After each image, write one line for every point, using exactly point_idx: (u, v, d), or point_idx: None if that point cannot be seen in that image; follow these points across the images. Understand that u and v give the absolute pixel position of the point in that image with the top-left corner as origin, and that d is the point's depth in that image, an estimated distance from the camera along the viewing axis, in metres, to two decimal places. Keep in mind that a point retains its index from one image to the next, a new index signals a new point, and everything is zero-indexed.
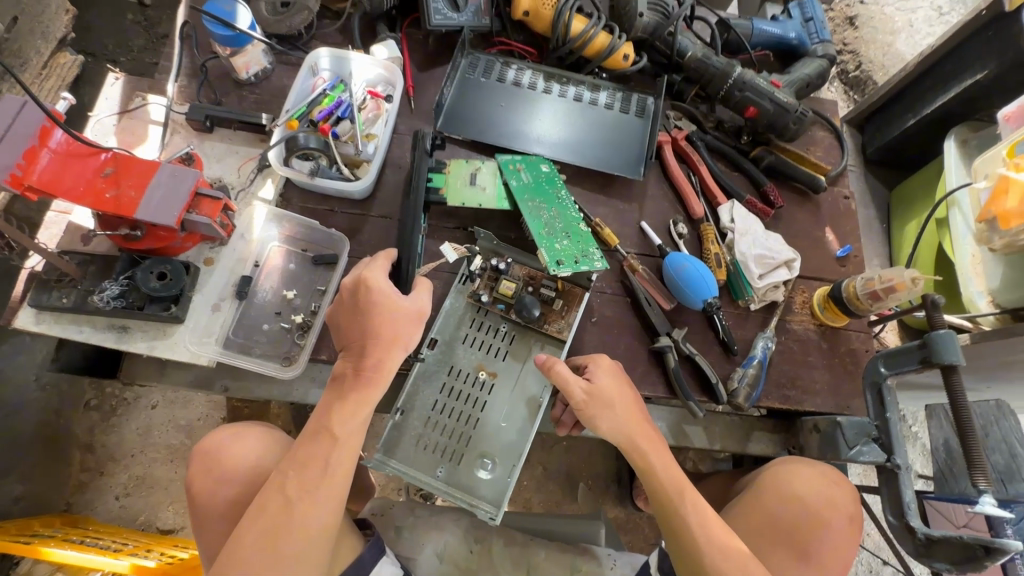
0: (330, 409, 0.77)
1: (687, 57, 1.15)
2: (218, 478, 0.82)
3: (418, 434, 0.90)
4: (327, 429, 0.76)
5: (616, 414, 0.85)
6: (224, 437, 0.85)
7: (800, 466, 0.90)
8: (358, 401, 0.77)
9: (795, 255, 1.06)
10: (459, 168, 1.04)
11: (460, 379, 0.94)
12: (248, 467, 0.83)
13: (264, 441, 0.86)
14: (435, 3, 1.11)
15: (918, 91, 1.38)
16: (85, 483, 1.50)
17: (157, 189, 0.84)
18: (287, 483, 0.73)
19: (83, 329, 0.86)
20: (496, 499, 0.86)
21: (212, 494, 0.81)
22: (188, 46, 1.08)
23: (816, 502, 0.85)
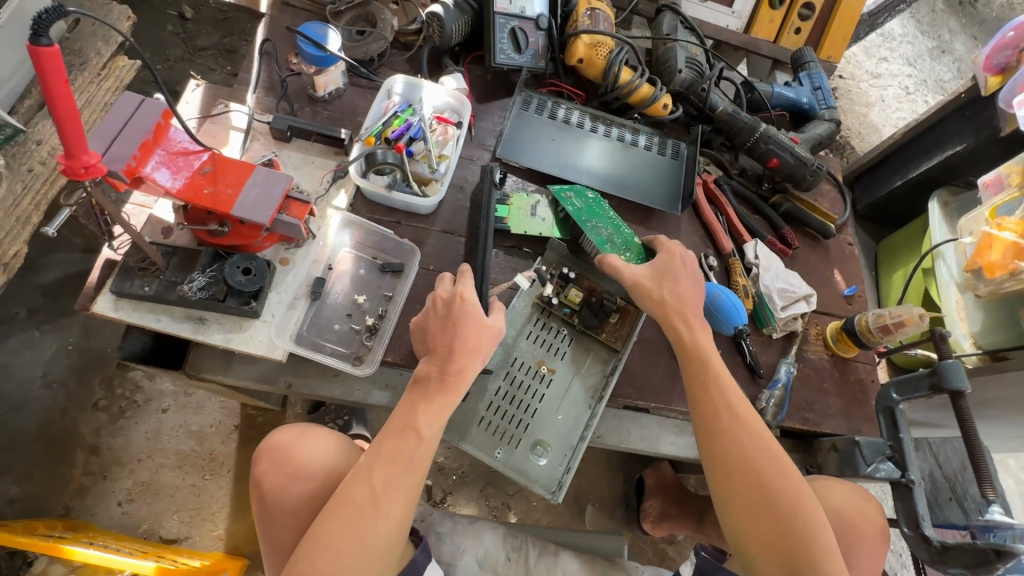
0: (415, 409, 0.85)
1: (718, 111, 1.29)
2: (290, 473, 0.92)
3: (482, 418, 0.99)
4: (412, 426, 0.84)
5: (659, 293, 0.97)
6: (293, 436, 0.95)
7: (837, 483, 0.98)
8: (441, 404, 0.86)
9: (812, 291, 1.19)
10: (519, 201, 1.14)
11: (523, 370, 1.03)
12: (320, 463, 0.93)
13: (331, 443, 0.97)
14: (501, 43, 1.21)
15: (904, 156, 1.58)
16: (87, 487, 1.44)
17: (253, 190, 0.89)
18: (374, 474, 0.81)
19: (161, 318, 0.88)
20: (552, 482, 0.98)
21: (287, 486, 0.91)
22: (269, 62, 1.15)
23: (852, 515, 0.93)
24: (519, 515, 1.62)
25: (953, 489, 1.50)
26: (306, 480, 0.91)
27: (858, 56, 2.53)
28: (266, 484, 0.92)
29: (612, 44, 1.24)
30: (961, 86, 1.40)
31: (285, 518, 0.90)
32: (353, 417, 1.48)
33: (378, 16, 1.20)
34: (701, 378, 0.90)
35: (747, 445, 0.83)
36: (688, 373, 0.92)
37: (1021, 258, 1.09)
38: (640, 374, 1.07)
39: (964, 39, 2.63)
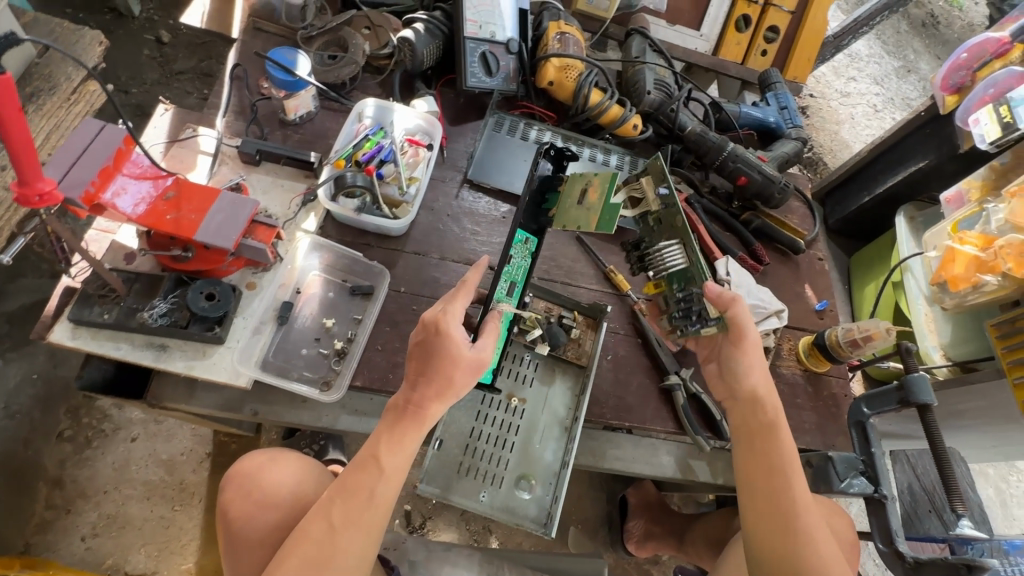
0: (378, 442, 0.83)
1: (686, 131, 1.32)
2: (259, 500, 0.88)
3: (459, 461, 0.95)
4: (374, 456, 0.83)
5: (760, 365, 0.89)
6: (261, 461, 0.93)
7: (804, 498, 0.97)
8: (406, 438, 0.83)
9: (783, 306, 1.20)
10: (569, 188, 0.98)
11: (496, 408, 1.00)
12: (290, 489, 0.90)
13: (299, 467, 0.94)
14: (472, 67, 1.23)
15: (872, 172, 1.61)
16: (49, 522, 1.39)
17: (217, 215, 0.88)
18: (334, 507, 0.80)
19: (121, 346, 0.86)
20: (540, 518, 0.93)
21: (254, 514, 0.87)
22: (240, 86, 1.15)
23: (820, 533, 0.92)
24: (500, 538, 1.59)
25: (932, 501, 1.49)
26: (275, 506, 0.88)
27: (827, 75, 2.61)
28: (232, 512, 0.89)
29: (581, 66, 1.27)
30: (921, 104, 1.44)
31: (248, 546, 0.86)
32: (328, 442, 1.45)
33: (350, 42, 1.21)
34: (781, 458, 0.84)
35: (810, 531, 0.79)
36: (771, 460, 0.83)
37: (984, 271, 1.11)
38: (614, 393, 1.07)
39: (928, 58, 2.73)
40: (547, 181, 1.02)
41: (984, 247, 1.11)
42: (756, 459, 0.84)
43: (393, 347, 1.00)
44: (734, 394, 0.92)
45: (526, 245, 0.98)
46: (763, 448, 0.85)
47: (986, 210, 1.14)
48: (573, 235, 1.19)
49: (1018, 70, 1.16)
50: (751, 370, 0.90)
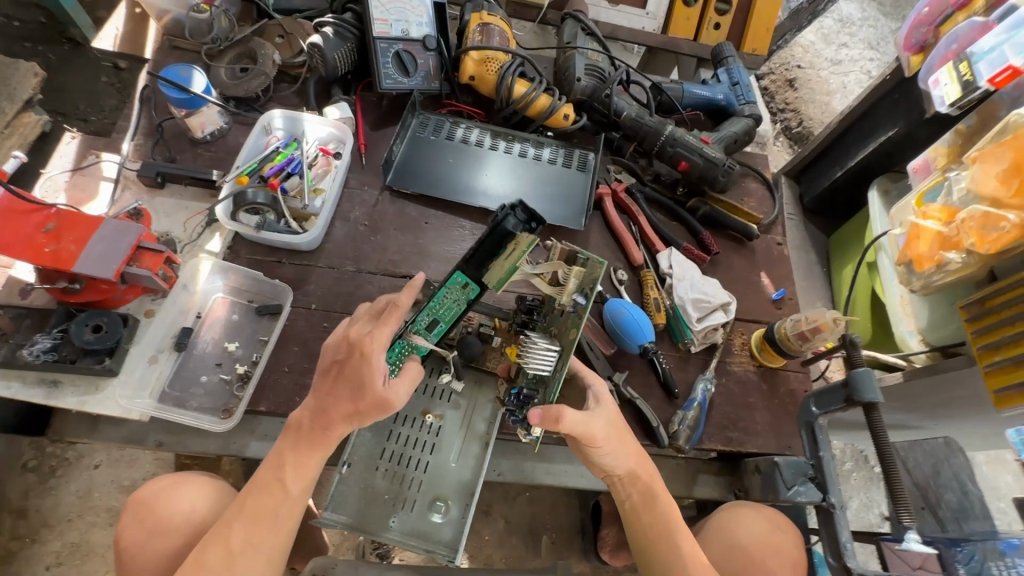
0: (283, 463, 0.75)
1: (623, 116, 1.24)
2: (150, 528, 0.84)
3: (367, 485, 0.91)
4: (279, 480, 0.75)
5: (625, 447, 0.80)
6: (161, 485, 0.89)
7: (749, 511, 0.94)
8: (311, 458, 0.76)
9: (730, 299, 1.11)
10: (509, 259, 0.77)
11: (408, 425, 0.96)
12: (186, 516, 0.85)
13: (202, 490, 0.89)
14: (385, 67, 1.17)
15: (844, 145, 1.49)
16: (13, 552, 1.40)
17: (98, 244, 0.85)
18: (232, 531, 0.73)
19: (11, 386, 0.84)
20: (452, 544, 0.88)
21: (147, 544, 0.83)
22: (146, 107, 1.12)
23: (758, 549, 0.88)
24: (468, 552, 1.54)
25: (925, 497, 1.39)
26: (170, 534, 0.83)
27: (816, 43, 2.44)
28: (126, 543, 0.84)
29: (504, 57, 1.20)
30: (886, 68, 1.32)
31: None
32: None
33: (260, 52, 1.17)
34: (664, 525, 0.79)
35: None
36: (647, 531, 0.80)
37: (948, 248, 1.00)
38: None
39: None
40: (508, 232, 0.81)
41: (947, 221, 1.01)
42: (646, 542, 0.79)
43: (300, 368, 0.95)
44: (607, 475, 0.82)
45: (464, 290, 0.83)
46: (657, 527, 0.79)
47: (948, 180, 1.03)
48: None
49: (980, 21, 1.03)
50: (609, 460, 0.79)
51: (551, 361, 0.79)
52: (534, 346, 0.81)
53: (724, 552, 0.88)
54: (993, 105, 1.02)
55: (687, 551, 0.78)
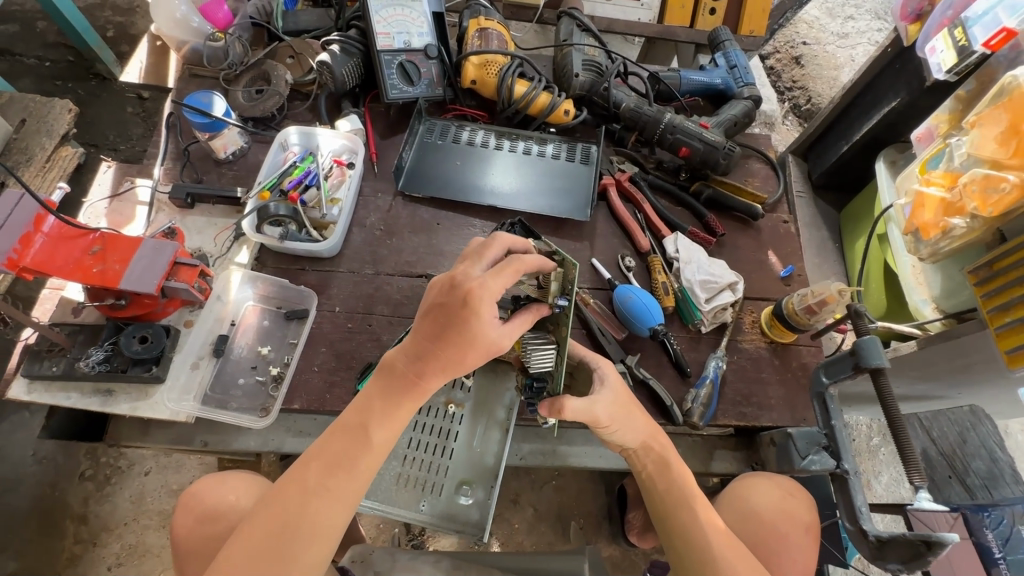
0: (371, 409, 0.72)
1: (622, 107, 1.27)
2: (200, 517, 0.91)
3: (397, 473, 0.97)
4: (364, 425, 0.72)
5: (635, 424, 0.86)
6: (210, 481, 0.94)
7: (757, 480, 0.98)
8: (400, 407, 0.73)
9: (738, 278, 1.13)
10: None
11: (432, 415, 1.02)
12: (233, 507, 0.91)
13: (243, 485, 0.95)
14: (391, 78, 1.23)
15: (848, 119, 1.49)
16: (78, 555, 1.50)
17: (139, 261, 0.92)
18: (309, 470, 0.70)
19: (71, 396, 0.93)
20: (479, 524, 0.93)
21: (201, 533, 0.89)
22: (173, 133, 1.20)
23: (771, 516, 0.92)
24: (500, 540, 1.58)
25: (952, 466, 1.35)
26: (219, 522, 0.90)
27: (821, 18, 2.40)
28: (180, 533, 0.91)
29: (503, 60, 1.25)
30: (885, 39, 1.31)
31: (196, 561, 0.88)
32: None
33: (273, 74, 1.24)
34: (682, 490, 0.84)
35: (735, 565, 0.76)
36: (664, 496, 0.84)
37: (952, 214, 1.01)
38: None
39: None
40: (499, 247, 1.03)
41: (949, 187, 1.02)
42: (665, 504, 0.83)
43: (329, 367, 1.02)
44: (622, 449, 0.90)
45: None
46: (676, 492, 0.83)
47: (949, 146, 1.04)
48: None
49: None
50: (619, 437, 0.86)
51: (551, 359, 0.82)
52: (530, 346, 0.82)
53: (739, 521, 0.93)
54: (990, 68, 1.02)
55: (703, 516, 0.81)
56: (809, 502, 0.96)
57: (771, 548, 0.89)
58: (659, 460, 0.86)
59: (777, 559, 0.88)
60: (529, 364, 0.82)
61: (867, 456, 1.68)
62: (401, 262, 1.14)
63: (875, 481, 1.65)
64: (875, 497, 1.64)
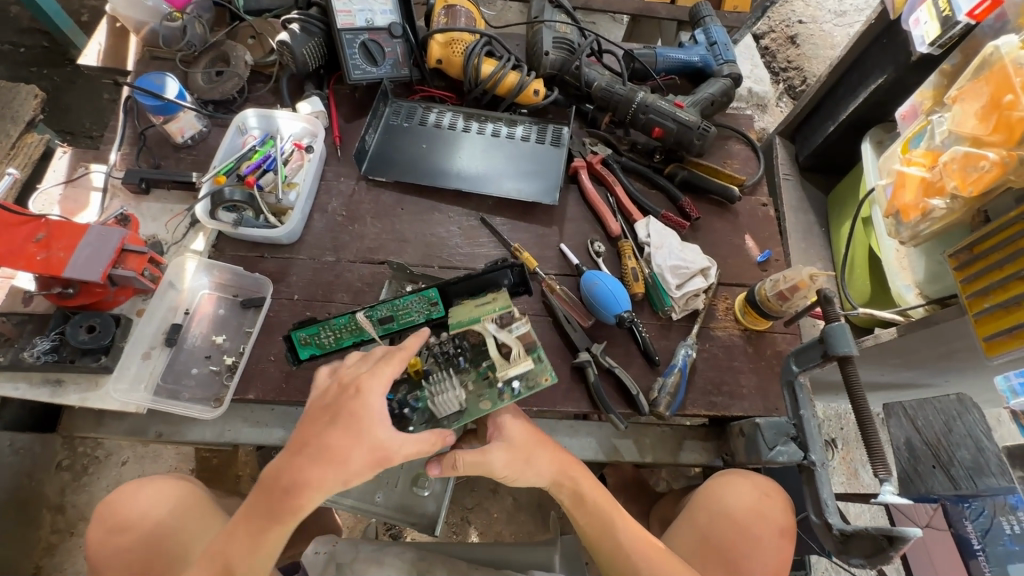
0: (235, 536, 0.74)
1: (594, 87, 1.22)
2: (111, 527, 0.88)
3: None
4: (228, 561, 0.73)
5: (541, 465, 0.86)
6: (121, 489, 0.92)
7: (735, 479, 0.95)
8: (270, 529, 0.73)
9: (710, 263, 1.09)
10: (484, 315, 0.84)
11: None
12: (144, 516, 0.89)
13: (155, 489, 0.92)
14: (353, 58, 1.19)
15: (835, 97, 1.43)
16: (55, 544, 1.50)
17: (84, 249, 0.90)
18: None
19: (19, 386, 0.91)
20: (435, 516, 0.92)
21: (115, 543, 0.87)
22: (130, 118, 1.17)
23: (742, 517, 0.91)
24: (479, 530, 1.57)
25: (936, 456, 1.20)
26: (129, 532, 0.88)
27: None
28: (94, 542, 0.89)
29: (469, 37, 1.21)
30: (872, 12, 1.25)
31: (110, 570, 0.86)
32: None
33: (232, 54, 1.20)
34: (606, 517, 0.86)
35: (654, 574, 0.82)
36: (587, 524, 0.87)
37: (932, 195, 0.97)
38: None
39: None
40: (485, 279, 0.89)
41: (930, 166, 0.97)
42: (592, 533, 0.86)
43: (285, 357, 0.99)
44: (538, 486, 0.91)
45: (429, 305, 0.92)
46: (598, 525, 0.87)
47: (931, 123, 0.99)
48: (479, 218, 1.16)
49: None
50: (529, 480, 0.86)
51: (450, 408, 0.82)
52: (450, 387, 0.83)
53: (712, 519, 0.92)
54: (975, 40, 0.97)
55: (629, 541, 0.85)
56: (785, 503, 0.93)
57: (739, 550, 0.89)
58: (576, 494, 0.88)
59: (750, 562, 0.88)
60: (434, 398, 0.82)
61: (855, 446, 1.66)
62: (363, 248, 1.11)
63: (862, 471, 1.63)
64: (862, 487, 1.61)
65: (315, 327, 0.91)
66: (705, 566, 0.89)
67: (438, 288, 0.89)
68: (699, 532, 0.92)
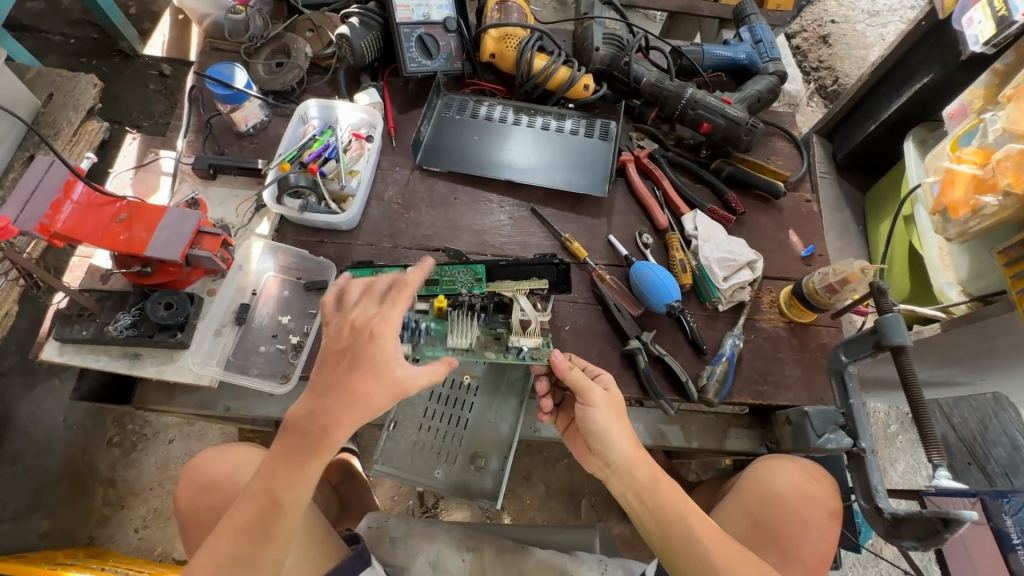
0: (276, 469, 0.73)
1: (642, 82, 1.25)
2: (198, 487, 0.95)
3: (414, 439, 1.03)
4: (273, 492, 0.72)
5: (619, 439, 0.83)
6: (210, 453, 0.99)
7: (783, 463, 0.98)
8: (309, 464, 0.73)
9: (757, 256, 1.12)
10: (520, 286, 0.96)
11: (448, 386, 1.07)
12: (227, 478, 0.95)
13: (238, 455, 0.99)
14: (410, 52, 1.23)
15: (878, 96, 1.43)
16: (108, 516, 1.51)
17: (164, 231, 0.94)
18: (221, 542, 0.71)
19: (100, 358, 0.96)
20: (493, 492, 0.98)
21: (202, 503, 0.94)
22: (195, 106, 1.21)
23: (795, 501, 0.94)
24: (511, 515, 1.59)
25: (971, 453, 1.26)
26: (218, 491, 0.94)
27: None
28: (184, 501, 0.95)
29: (522, 32, 1.24)
30: (919, 11, 1.26)
31: (196, 528, 0.93)
32: None
33: (292, 47, 1.24)
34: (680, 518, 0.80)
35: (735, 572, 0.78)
36: (655, 519, 0.81)
37: (983, 191, 0.98)
38: None
39: None
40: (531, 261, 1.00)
41: (982, 163, 0.99)
42: (662, 530, 0.80)
43: None
44: (605, 464, 0.85)
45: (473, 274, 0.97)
46: (676, 530, 0.80)
47: (983, 121, 1.01)
48: (529, 208, 1.19)
49: None
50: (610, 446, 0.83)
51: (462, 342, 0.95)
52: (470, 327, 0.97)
53: (761, 503, 0.95)
54: None
55: (711, 545, 0.79)
56: (831, 486, 0.97)
57: (791, 531, 0.92)
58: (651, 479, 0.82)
59: (804, 545, 0.91)
60: (452, 333, 0.95)
61: (884, 444, 1.66)
62: (418, 235, 1.14)
63: (891, 468, 1.63)
64: (891, 484, 1.62)
65: (371, 271, 0.99)
66: (759, 548, 0.91)
67: (487, 265, 0.97)
68: (750, 514, 0.95)
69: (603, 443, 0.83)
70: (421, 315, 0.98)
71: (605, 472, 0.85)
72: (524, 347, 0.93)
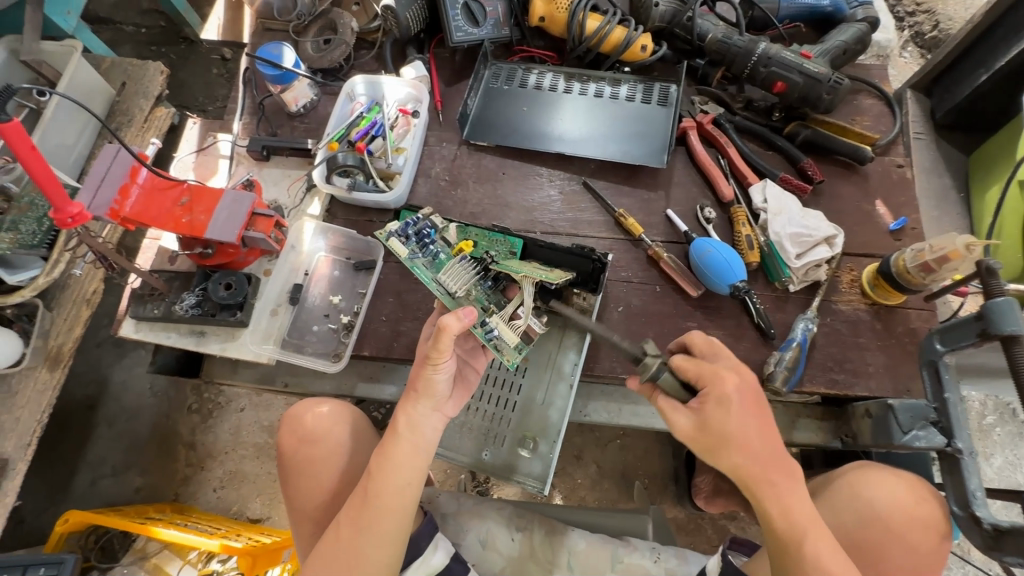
0: (378, 462, 0.78)
1: (707, 39, 1.13)
2: (300, 438, 0.92)
3: (461, 419, 1.04)
4: (370, 473, 0.78)
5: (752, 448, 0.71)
6: (306, 406, 0.95)
7: (882, 474, 0.84)
8: (398, 446, 0.79)
9: (836, 231, 1.00)
10: (527, 273, 0.85)
11: (500, 367, 1.06)
12: (324, 434, 0.92)
13: (335, 410, 0.95)
14: (455, 20, 1.18)
15: (992, 42, 1.23)
16: (190, 476, 1.62)
17: (221, 212, 0.96)
18: (341, 525, 0.77)
19: (171, 335, 1.02)
20: (541, 476, 0.97)
21: (301, 455, 0.91)
22: (249, 88, 1.23)
23: (901, 522, 0.80)
24: (563, 494, 1.56)
25: None
26: (316, 445, 0.91)
27: None
28: (283, 453, 0.93)
29: None
30: None
31: (295, 478, 0.90)
32: None
33: (339, 22, 1.23)
34: (808, 540, 0.69)
35: None
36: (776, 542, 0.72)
37: None
38: (630, 348, 1.01)
39: None
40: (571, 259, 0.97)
41: None
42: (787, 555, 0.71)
43: (395, 317, 1.04)
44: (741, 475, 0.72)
45: (508, 244, 0.95)
46: (804, 551, 0.69)
47: None
48: (581, 182, 1.13)
49: None
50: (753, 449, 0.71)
51: (455, 282, 0.87)
52: (470, 277, 0.88)
53: (860, 519, 0.81)
54: None
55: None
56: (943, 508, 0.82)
57: (885, 549, 0.79)
58: (788, 480, 0.72)
59: (887, 561, 0.79)
60: (447, 272, 0.88)
61: (978, 437, 1.48)
62: (466, 213, 1.12)
63: (985, 464, 1.46)
64: (985, 481, 1.45)
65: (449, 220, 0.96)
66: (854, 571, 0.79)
67: (526, 243, 0.96)
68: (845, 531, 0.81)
69: (771, 461, 0.71)
70: (446, 245, 0.91)
71: (755, 484, 0.71)
72: (496, 331, 0.84)
